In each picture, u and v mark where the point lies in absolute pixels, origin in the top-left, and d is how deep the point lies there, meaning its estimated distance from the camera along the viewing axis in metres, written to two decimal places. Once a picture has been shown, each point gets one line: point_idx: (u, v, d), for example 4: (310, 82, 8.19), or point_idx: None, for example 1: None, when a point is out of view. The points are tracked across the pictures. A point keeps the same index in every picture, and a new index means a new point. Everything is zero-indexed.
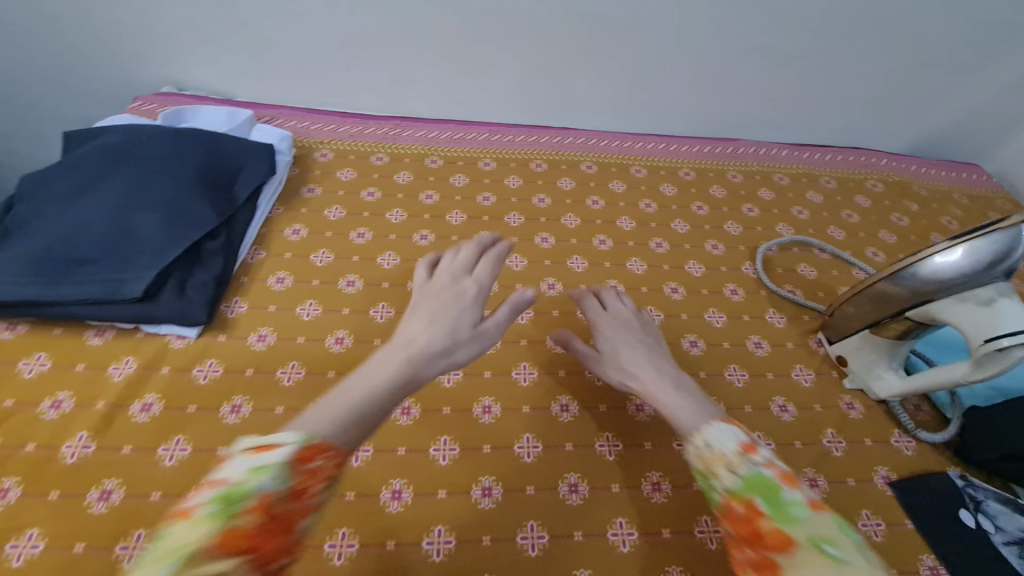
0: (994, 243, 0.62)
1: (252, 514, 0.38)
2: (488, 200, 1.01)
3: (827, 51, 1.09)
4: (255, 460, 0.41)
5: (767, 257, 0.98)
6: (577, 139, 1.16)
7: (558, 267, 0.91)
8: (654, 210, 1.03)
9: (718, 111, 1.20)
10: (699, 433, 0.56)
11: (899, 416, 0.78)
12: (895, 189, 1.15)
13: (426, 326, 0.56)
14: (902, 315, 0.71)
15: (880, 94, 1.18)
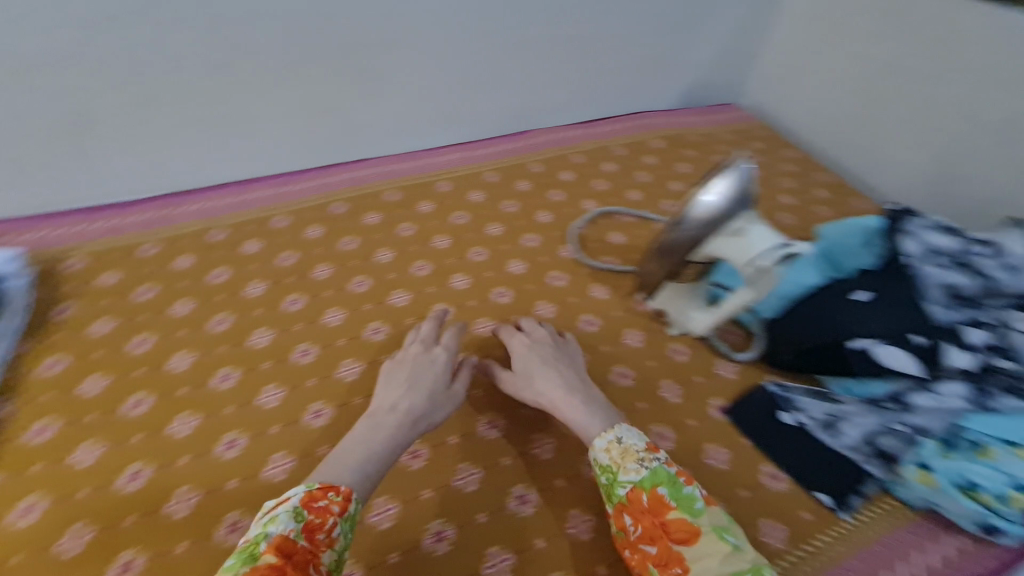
0: (730, 183, 0.68)
1: (270, 554, 0.45)
2: (350, 244, 0.92)
3: (586, 33, 1.15)
4: (271, 514, 0.49)
5: (583, 235, 0.99)
6: (373, 170, 1.07)
7: (422, 296, 0.85)
8: (466, 220, 0.98)
9: (502, 109, 1.18)
10: (603, 440, 0.59)
11: (717, 346, 0.83)
12: (672, 143, 1.24)
13: (413, 399, 0.60)
14: (686, 262, 0.74)
15: (637, 62, 1.25)
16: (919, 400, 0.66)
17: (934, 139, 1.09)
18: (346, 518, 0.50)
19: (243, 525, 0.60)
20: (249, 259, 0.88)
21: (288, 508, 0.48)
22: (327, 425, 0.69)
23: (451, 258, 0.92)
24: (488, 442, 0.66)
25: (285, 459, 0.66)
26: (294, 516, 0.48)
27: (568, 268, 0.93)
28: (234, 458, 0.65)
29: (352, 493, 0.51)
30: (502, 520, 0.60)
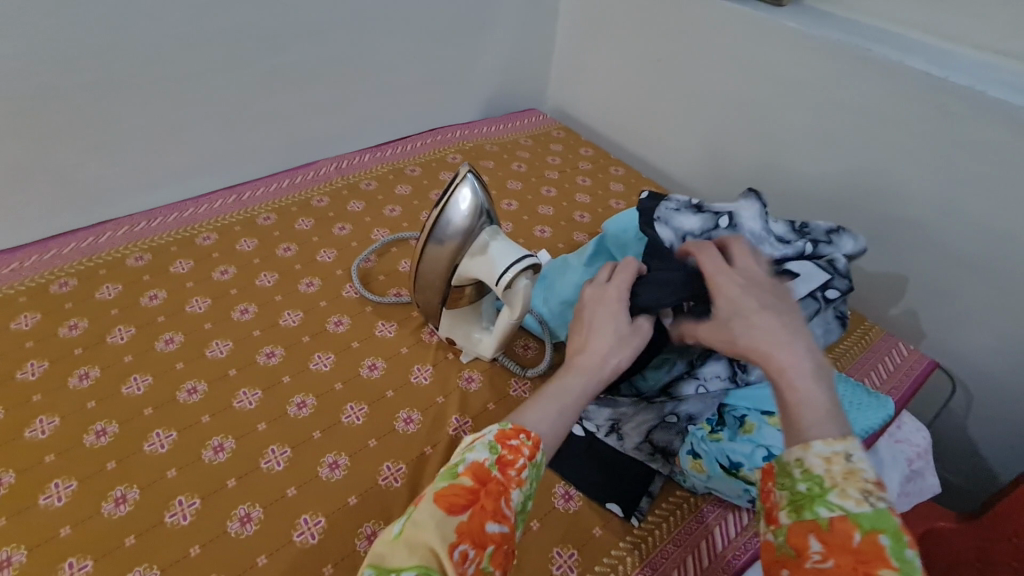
0: (461, 203, 0.65)
1: (468, 477, 0.45)
2: (158, 296, 0.82)
3: (354, 51, 1.10)
4: (472, 444, 0.49)
5: (365, 271, 0.91)
6: (119, 231, 0.92)
7: (194, 365, 0.73)
8: (232, 275, 0.86)
9: (282, 139, 1.10)
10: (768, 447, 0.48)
11: (509, 366, 0.78)
12: (473, 154, 1.23)
13: (607, 336, 0.56)
14: (451, 286, 0.70)
15: (424, 78, 1.24)
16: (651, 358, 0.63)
17: (699, 125, 1.21)
18: (536, 465, 0.48)
19: None
20: (22, 337, 0.75)
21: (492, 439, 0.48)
22: (134, 511, 0.59)
23: (209, 322, 0.79)
24: (297, 545, 0.58)
25: (79, 564, 0.55)
26: (494, 447, 0.47)
27: (349, 309, 0.84)
28: None
29: (541, 441, 0.48)
30: None
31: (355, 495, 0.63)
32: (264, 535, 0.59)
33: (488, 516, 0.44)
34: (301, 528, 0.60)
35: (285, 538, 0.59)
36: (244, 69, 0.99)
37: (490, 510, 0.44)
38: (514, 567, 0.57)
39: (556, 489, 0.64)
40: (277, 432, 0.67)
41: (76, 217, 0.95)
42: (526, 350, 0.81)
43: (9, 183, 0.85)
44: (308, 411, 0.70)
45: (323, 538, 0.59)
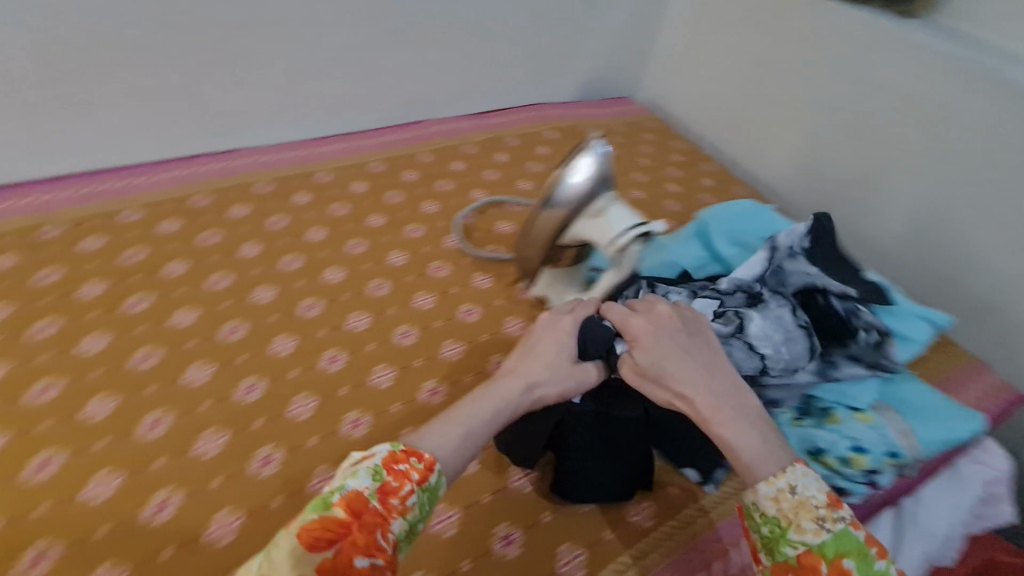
0: (585, 166, 0.71)
1: (341, 508, 0.43)
2: (253, 249, 0.87)
3: (469, 19, 1.12)
4: (357, 468, 0.46)
5: (467, 226, 0.97)
6: (195, 169, 0.98)
7: (238, 307, 0.79)
8: (283, 226, 0.90)
9: (392, 97, 1.14)
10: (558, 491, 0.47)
11: None
12: (535, 138, 1.21)
13: (531, 364, 0.58)
14: (558, 243, 0.75)
15: (528, 56, 1.25)
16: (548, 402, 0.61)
17: (799, 130, 1.15)
18: (423, 491, 0.47)
19: (56, 550, 0.55)
20: (90, 257, 0.81)
21: (378, 459, 0.46)
22: (168, 435, 0.65)
23: (257, 268, 0.84)
24: (308, 496, 0.62)
25: (115, 476, 0.61)
26: (379, 473, 0.46)
27: (390, 276, 0.86)
28: (52, 476, 0.60)
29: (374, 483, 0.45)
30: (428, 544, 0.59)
31: None
32: (279, 480, 0.63)
33: (358, 547, 0.42)
34: (317, 480, 0.63)
35: (300, 485, 0.63)
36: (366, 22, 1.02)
37: (360, 544, 0.42)
38: (522, 553, 0.60)
39: None
40: (314, 381, 0.72)
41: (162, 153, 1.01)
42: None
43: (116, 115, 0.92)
44: (339, 365, 0.74)
45: None
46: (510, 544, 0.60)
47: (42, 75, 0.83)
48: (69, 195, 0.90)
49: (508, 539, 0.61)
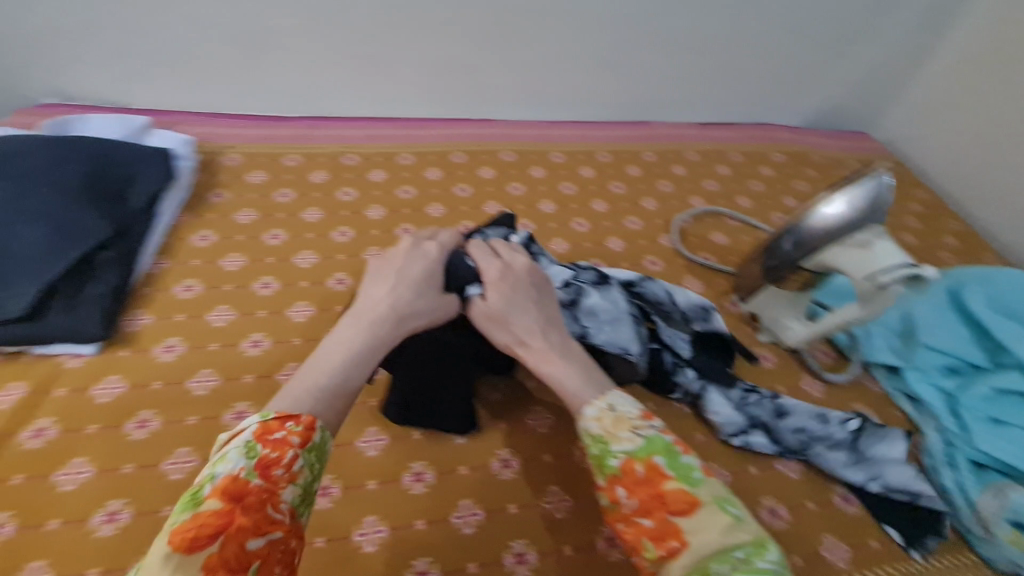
0: (866, 191, 0.63)
1: (638, 462, 0.46)
2: (465, 191, 0.95)
3: (722, 33, 1.15)
4: (612, 421, 0.49)
5: (683, 228, 0.95)
6: (434, 133, 1.06)
7: (384, 236, 0.85)
8: (467, 194, 0.95)
9: (632, 100, 1.22)
10: (595, 407, 0.50)
11: (808, 363, 0.76)
12: (755, 159, 1.15)
13: (394, 301, 0.51)
14: (800, 267, 0.70)
15: (767, 75, 1.25)
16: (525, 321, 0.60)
17: None
18: (640, 449, 0.47)
19: (209, 381, 0.64)
20: (287, 170, 0.93)
21: (597, 425, 0.49)
22: (306, 322, 0.72)
23: (408, 208, 0.91)
24: None
25: (260, 340, 0.69)
26: (611, 451, 0.48)
27: None
28: (217, 325, 0.70)
29: (315, 423, 0.44)
30: (486, 477, 0.61)
31: None
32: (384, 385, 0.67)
33: (647, 520, 0.45)
34: None
35: None
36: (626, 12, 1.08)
37: (650, 512, 0.45)
38: (566, 518, 0.59)
39: None
40: None
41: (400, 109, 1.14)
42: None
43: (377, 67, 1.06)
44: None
45: None
46: (559, 506, 0.60)
47: (368, 36, 1.02)
48: (324, 134, 1.02)
49: (559, 501, 0.60)
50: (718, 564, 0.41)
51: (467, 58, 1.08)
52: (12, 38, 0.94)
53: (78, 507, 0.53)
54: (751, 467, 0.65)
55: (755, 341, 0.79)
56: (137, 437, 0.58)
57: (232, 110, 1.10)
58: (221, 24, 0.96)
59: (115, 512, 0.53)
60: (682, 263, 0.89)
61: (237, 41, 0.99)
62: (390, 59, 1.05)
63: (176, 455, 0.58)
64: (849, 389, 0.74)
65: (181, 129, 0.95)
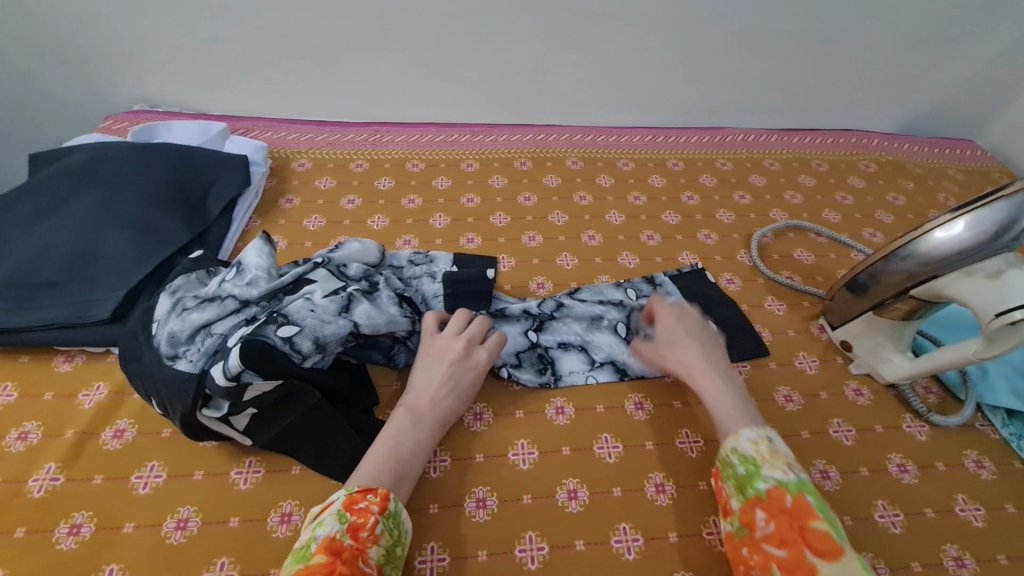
0: (996, 214, 0.56)
1: (790, 498, 0.47)
2: (530, 200, 0.93)
3: (803, 33, 1.09)
4: (759, 451, 0.51)
5: (761, 244, 0.88)
6: (500, 137, 1.05)
7: (448, 245, 0.84)
8: (532, 202, 0.92)
9: (701, 101, 1.19)
10: (752, 432, 0.53)
11: (910, 399, 0.68)
12: (842, 167, 1.06)
13: (450, 404, 0.59)
14: (905, 294, 0.63)
15: (850, 78, 1.17)
16: (358, 310, 0.58)
17: None
18: (792, 482, 0.48)
19: None
20: (354, 176, 0.93)
21: (751, 448, 0.52)
22: None
23: (472, 216, 0.89)
24: (461, 429, 0.63)
25: None
26: (761, 475, 0.49)
27: (583, 253, 0.85)
28: None
29: (390, 495, 0.49)
30: (552, 509, 0.57)
31: (523, 411, 0.65)
32: None
33: (782, 550, 0.44)
34: (470, 415, 0.64)
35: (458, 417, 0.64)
36: (702, 14, 1.04)
37: (788, 542, 0.45)
38: (639, 560, 0.54)
39: (711, 518, 0.57)
40: None
41: (468, 113, 1.17)
42: (786, 403, 0.67)
43: (448, 71, 1.09)
44: None
45: (487, 431, 0.62)
46: (631, 545, 0.55)
47: (441, 44, 1.04)
48: (392, 139, 1.02)
49: (630, 540, 0.55)
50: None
51: (536, 62, 1.08)
52: (112, 48, 1.00)
53: (153, 510, 0.54)
54: (842, 516, 0.58)
55: (844, 372, 0.72)
56: (207, 443, 0.59)
57: (309, 116, 1.14)
58: (301, 32, 1.00)
59: (185, 518, 0.54)
60: (762, 283, 0.82)
61: (319, 51, 1.03)
62: (460, 63, 1.08)
63: (243, 463, 0.58)
64: (960, 434, 0.66)
65: (256, 136, 0.97)
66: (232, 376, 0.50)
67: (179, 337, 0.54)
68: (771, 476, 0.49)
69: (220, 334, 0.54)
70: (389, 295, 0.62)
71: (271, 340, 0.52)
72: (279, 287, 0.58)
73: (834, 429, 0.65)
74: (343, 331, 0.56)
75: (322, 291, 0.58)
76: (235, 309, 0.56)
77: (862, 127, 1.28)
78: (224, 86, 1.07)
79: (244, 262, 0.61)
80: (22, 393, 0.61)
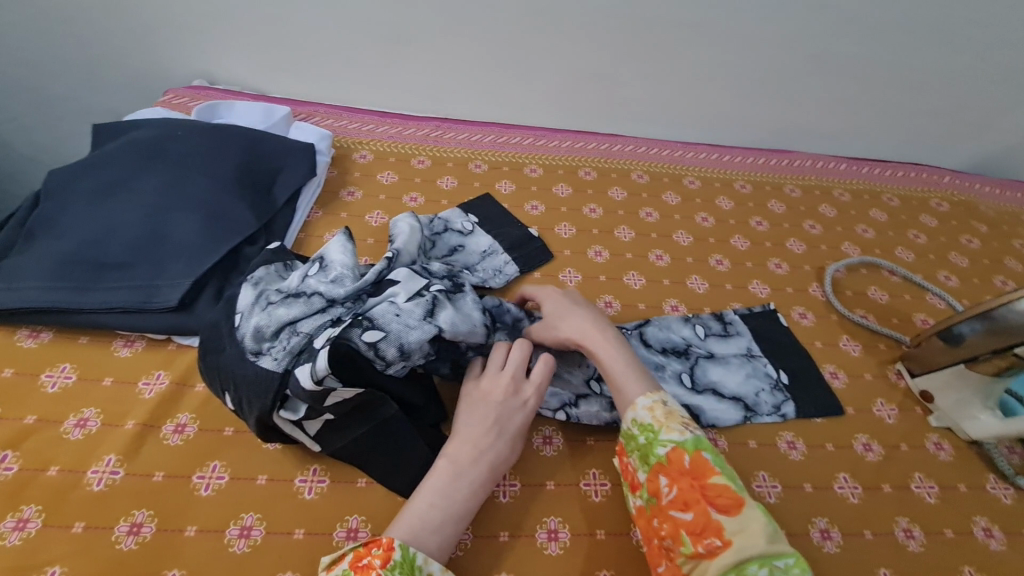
0: None
1: (690, 459, 0.49)
2: (596, 212, 0.90)
3: (884, 62, 1.05)
4: (652, 417, 0.53)
5: (834, 279, 0.85)
6: (564, 143, 1.02)
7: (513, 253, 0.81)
8: (598, 215, 0.89)
9: (768, 122, 1.15)
10: (649, 399, 0.54)
11: (995, 460, 0.65)
12: (913, 204, 1.02)
13: (499, 451, 0.54)
14: (1008, 350, 0.61)
15: (924, 112, 1.14)
16: (442, 316, 0.55)
17: None
18: (688, 442, 0.50)
19: None
20: (417, 172, 0.90)
21: (649, 416, 0.53)
22: None
23: (536, 225, 0.86)
24: (531, 453, 0.60)
25: None
26: (659, 440, 0.51)
27: (651, 273, 0.82)
28: None
29: (394, 543, 0.46)
30: (626, 549, 0.55)
31: (593, 439, 0.62)
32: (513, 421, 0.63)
33: (687, 511, 0.47)
34: (540, 438, 0.62)
35: (527, 439, 0.61)
36: (784, 32, 1.00)
37: (690, 503, 0.48)
38: None
39: None
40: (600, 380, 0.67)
41: (529, 115, 1.14)
42: (866, 452, 0.65)
43: (515, 71, 1.06)
44: None
45: (557, 457, 0.60)
46: None
47: (512, 43, 1.01)
48: (454, 136, 0.99)
49: None
50: (757, 566, 0.43)
51: (606, 68, 1.05)
52: (177, 20, 0.97)
53: (215, 514, 0.52)
54: None
55: (924, 424, 0.69)
56: (269, 447, 0.56)
57: (367, 105, 1.12)
58: (372, 20, 0.97)
59: (248, 526, 0.51)
60: (836, 319, 0.79)
61: (387, 40, 1.00)
62: (528, 65, 1.05)
63: (307, 471, 0.55)
64: None
65: (318, 123, 0.95)
66: (318, 379, 0.48)
67: (265, 332, 0.52)
68: (670, 440, 0.51)
69: (306, 334, 0.52)
70: (471, 302, 0.60)
71: (357, 344, 0.51)
72: (364, 288, 0.57)
73: (916, 485, 0.62)
74: (427, 336, 0.53)
75: (405, 295, 0.56)
76: (321, 309, 0.54)
77: (927, 163, 1.25)
78: (285, 67, 1.04)
79: (328, 258, 0.59)
80: (81, 376, 0.59)
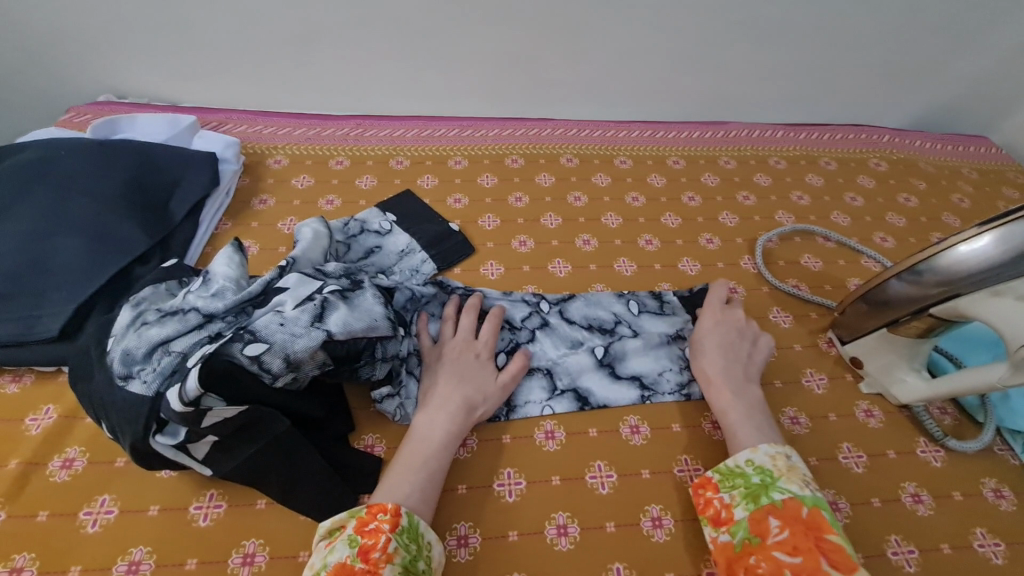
0: None
1: (807, 510, 0.46)
2: (521, 201, 0.87)
3: (812, 23, 1.02)
4: (768, 461, 0.51)
5: (766, 250, 0.83)
6: (491, 131, 0.99)
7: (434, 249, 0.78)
8: (524, 203, 0.86)
9: (702, 94, 1.13)
10: (771, 448, 0.52)
11: (925, 423, 0.63)
12: (851, 166, 1.01)
13: (465, 392, 0.57)
14: (923, 313, 0.58)
15: (860, 71, 1.11)
16: (333, 318, 0.52)
17: None
18: (807, 496, 0.47)
19: None
20: (334, 174, 0.87)
21: (768, 461, 0.51)
22: None
23: (460, 218, 0.83)
24: None
25: None
26: (776, 486, 0.48)
27: (577, 260, 0.79)
28: None
29: (400, 510, 0.47)
30: (541, 549, 0.53)
31: (509, 436, 0.60)
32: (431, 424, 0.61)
33: (795, 557, 0.43)
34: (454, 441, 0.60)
35: None
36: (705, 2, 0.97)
37: (800, 549, 0.43)
38: None
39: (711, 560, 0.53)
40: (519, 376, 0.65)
41: (458, 105, 1.11)
42: (793, 426, 0.63)
43: (438, 62, 1.02)
44: None
45: (471, 459, 0.58)
46: None
47: (427, 32, 0.97)
48: (375, 133, 0.96)
49: None
50: None
51: (528, 51, 1.02)
52: (71, 33, 0.92)
53: (101, 550, 0.49)
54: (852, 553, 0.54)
55: (854, 392, 0.67)
56: (163, 475, 0.54)
57: (290, 107, 1.08)
58: (277, 18, 0.93)
59: (136, 561, 0.49)
60: (767, 292, 0.77)
61: (296, 40, 0.97)
62: (448, 54, 1.01)
63: (203, 497, 0.53)
64: (976, 460, 0.61)
65: (229, 131, 0.91)
66: (190, 400, 0.46)
67: (134, 355, 0.49)
68: (788, 485, 0.48)
69: (179, 353, 0.49)
70: (369, 298, 0.57)
71: (236, 360, 0.48)
72: (246, 300, 0.54)
73: (844, 455, 0.61)
74: (316, 343, 0.51)
75: (293, 302, 0.53)
76: (197, 325, 0.51)
77: (871, 122, 1.23)
78: (196, 75, 1.01)
79: (211, 272, 0.56)
80: None
